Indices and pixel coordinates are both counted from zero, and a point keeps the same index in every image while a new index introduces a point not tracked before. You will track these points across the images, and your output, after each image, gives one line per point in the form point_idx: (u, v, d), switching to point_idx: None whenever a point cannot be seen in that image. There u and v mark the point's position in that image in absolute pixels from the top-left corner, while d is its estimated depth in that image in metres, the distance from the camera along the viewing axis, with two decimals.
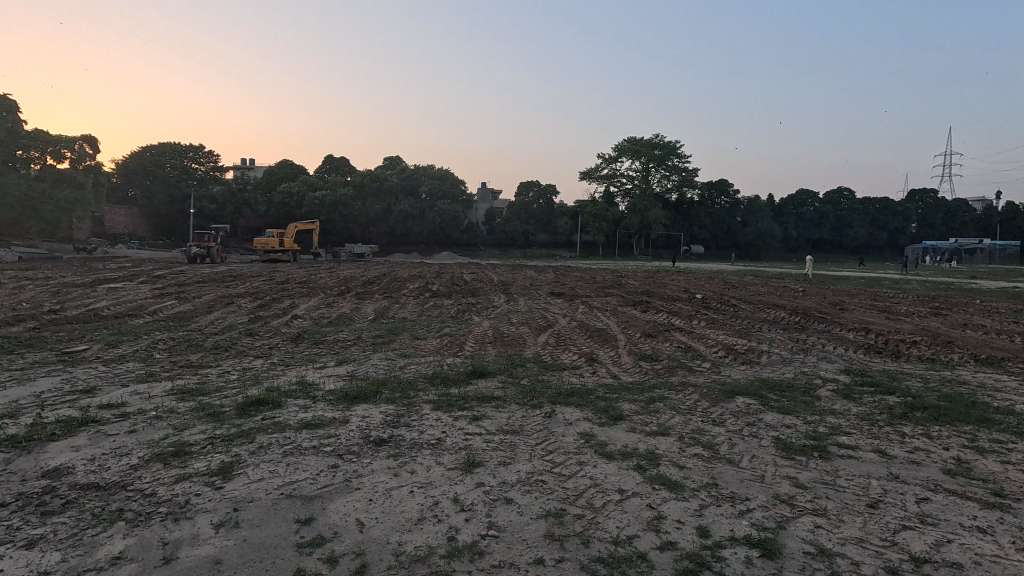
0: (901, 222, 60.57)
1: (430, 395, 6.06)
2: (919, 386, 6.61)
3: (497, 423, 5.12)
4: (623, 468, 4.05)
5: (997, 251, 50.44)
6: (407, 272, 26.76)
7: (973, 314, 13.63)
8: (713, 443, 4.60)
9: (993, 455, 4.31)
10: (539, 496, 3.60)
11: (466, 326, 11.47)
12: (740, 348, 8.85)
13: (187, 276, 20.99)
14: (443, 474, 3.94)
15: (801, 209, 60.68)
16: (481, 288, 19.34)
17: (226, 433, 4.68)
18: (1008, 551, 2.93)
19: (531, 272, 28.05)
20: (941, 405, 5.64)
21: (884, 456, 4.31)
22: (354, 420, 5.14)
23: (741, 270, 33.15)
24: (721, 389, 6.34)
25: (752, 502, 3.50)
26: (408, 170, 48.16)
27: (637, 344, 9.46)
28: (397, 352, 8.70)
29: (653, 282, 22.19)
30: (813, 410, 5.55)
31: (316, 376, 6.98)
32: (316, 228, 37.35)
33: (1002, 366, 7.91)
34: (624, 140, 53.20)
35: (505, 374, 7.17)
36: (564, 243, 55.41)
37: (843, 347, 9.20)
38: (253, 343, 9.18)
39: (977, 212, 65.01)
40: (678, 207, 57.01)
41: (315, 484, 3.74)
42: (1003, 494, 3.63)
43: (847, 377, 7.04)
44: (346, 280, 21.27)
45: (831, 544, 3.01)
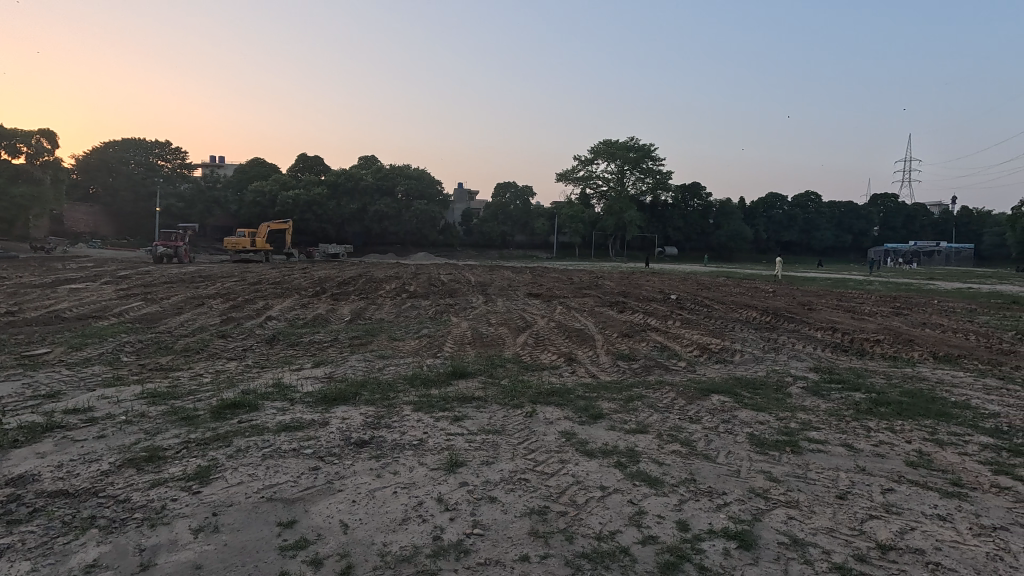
0: (865, 225, 62.86)
1: (411, 396, 6.04)
2: (883, 382, 6.91)
3: (479, 423, 5.14)
4: (603, 465, 4.13)
5: (953, 254, 52.75)
6: (384, 273, 26.50)
7: (933, 314, 14.24)
8: (690, 439, 4.72)
9: (951, 447, 4.55)
10: (522, 494, 3.64)
11: (444, 327, 11.45)
12: (714, 347, 9.05)
13: (154, 276, 20.30)
14: (426, 474, 3.94)
15: (771, 211, 62.34)
16: (459, 289, 19.30)
17: (201, 437, 4.58)
18: (966, 537, 3.10)
19: (508, 273, 28.09)
20: (903, 401, 5.92)
21: (850, 450, 4.50)
22: (333, 422, 5.09)
23: (716, 270, 35.38)
24: (697, 387, 6.49)
25: (730, 496, 3.61)
26: (384, 170, 47.64)
27: (615, 344, 9.60)
28: (375, 353, 8.63)
29: (629, 283, 22.43)
30: (783, 407, 5.74)
31: (293, 379, 6.86)
32: (289, 227, 36.62)
33: (959, 364, 8.30)
34: (600, 142, 53.90)
35: (485, 374, 7.19)
36: (541, 244, 55.65)
37: (812, 346, 9.51)
38: (226, 345, 8.98)
39: (935, 216, 67.79)
40: (652, 208, 57.97)
41: (297, 486, 3.70)
42: (961, 484, 3.83)
43: (816, 375, 7.30)
44: (321, 281, 20.94)
45: (804, 534, 3.13)
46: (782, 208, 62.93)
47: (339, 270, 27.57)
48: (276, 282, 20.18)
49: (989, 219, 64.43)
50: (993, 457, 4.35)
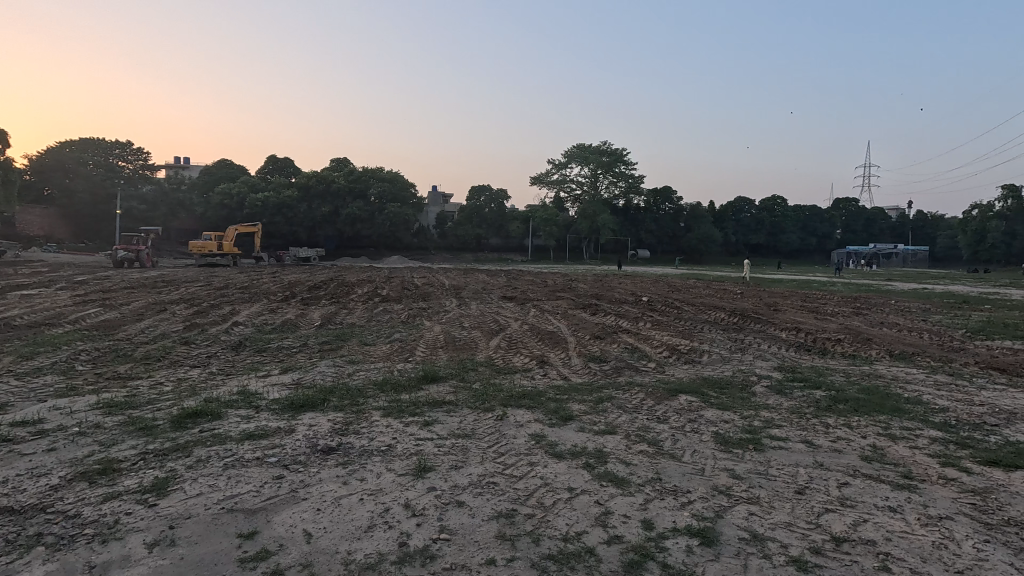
0: (828, 228, 65.10)
1: (380, 402, 5.96)
2: (842, 380, 7.17)
3: (449, 428, 5.11)
4: (572, 466, 4.16)
5: (910, 256, 55.14)
6: (356, 277, 26.17)
7: (890, 314, 14.81)
8: (658, 439, 4.80)
9: (903, 441, 4.75)
10: (490, 497, 3.64)
11: (416, 331, 11.36)
12: (682, 348, 9.25)
13: (114, 282, 19.52)
14: (394, 480, 3.90)
15: (739, 215, 64.04)
16: (432, 293, 19.19)
17: (159, 448, 4.42)
18: (913, 527, 3.24)
19: (482, 276, 27.98)
20: (860, 398, 6.14)
21: (810, 446, 4.64)
22: (300, 429, 4.99)
23: (688, 270, 40.13)
24: (666, 387, 6.61)
25: (694, 495, 3.68)
26: (356, 173, 46.99)
27: (586, 346, 9.70)
28: (345, 358, 8.48)
29: (602, 285, 22.70)
30: (747, 405, 5.90)
31: (259, 386, 6.68)
32: (258, 230, 35.70)
33: (912, 361, 8.68)
34: (573, 146, 54.66)
35: (456, 379, 7.13)
36: (515, 247, 55.82)
37: (776, 346, 9.79)
38: (189, 353, 8.69)
39: (892, 219, 70.64)
40: (625, 212, 59.01)
41: (259, 496, 3.61)
42: (912, 477, 4.00)
43: (779, 374, 7.51)
44: (291, 285, 20.49)
45: (763, 530, 3.22)
46: (750, 211, 64.69)
47: (309, 274, 27.08)
48: (243, 287, 19.68)
49: (942, 222, 67.64)
50: (943, 449, 4.55)
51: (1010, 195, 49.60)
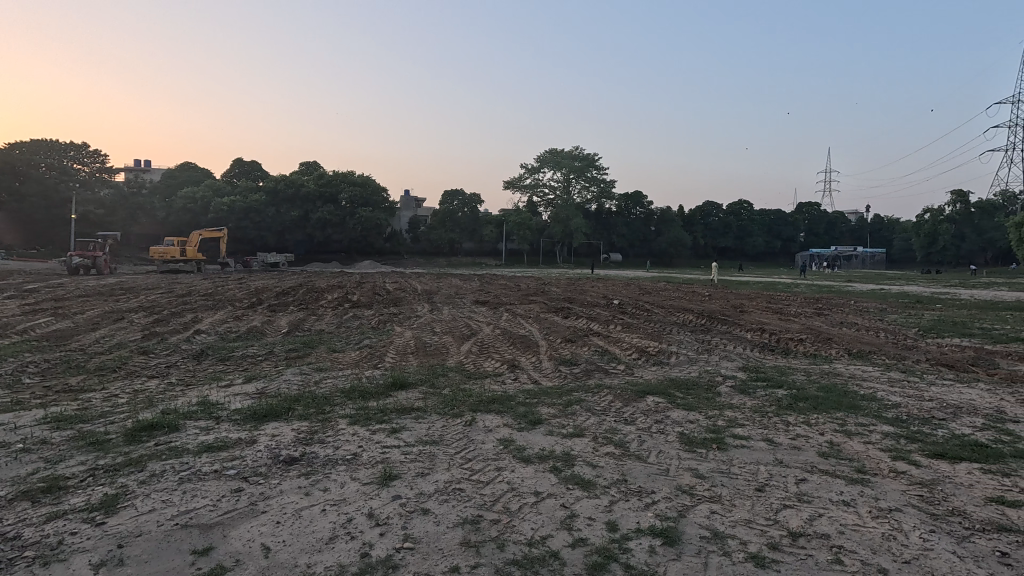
0: (792, 231, 67.22)
1: (347, 410, 5.85)
2: (802, 379, 7.41)
3: (417, 434, 5.06)
4: (539, 470, 4.17)
5: (867, 258, 57.73)
6: (326, 282, 25.74)
7: (850, 314, 15.38)
8: (624, 441, 4.85)
9: (858, 437, 4.93)
10: (456, 504, 3.61)
11: (387, 337, 11.22)
12: (652, 350, 9.41)
13: (68, 290, 18.65)
14: (358, 489, 3.83)
15: (707, 219, 65.58)
16: (404, 298, 19.01)
17: (110, 463, 4.24)
18: (865, 520, 3.36)
19: (454, 281, 27.84)
20: (819, 395, 6.36)
21: (771, 444, 4.77)
22: (262, 439, 4.86)
23: (649, 271, 46.72)
24: (634, 388, 6.72)
25: (657, 495, 3.74)
26: (326, 176, 46.30)
27: (557, 349, 9.76)
28: (312, 366, 8.30)
29: (574, 289, 22.89)
30: (713, 405, 6.03)
31: (221, 396, 6.47)
32: (224, 235, 34.66)
33: (868, 359, 9.06)
34: (546, 151, 55.19)
35: (426, 385, 7.06)
36: (489, 251, 55.77)
37: (741, 346, 10.05)
38: (147, 363, 8.37)
39: (852, 222, 73.46)
40: (598, 216, 59.83)
41: (216, 510, 3.49)
42: (865, 471, 4.16)
43: (743, 374, 7.71)
44: (258, 292, 19.98)
45: (724, 528, 3.29)
46: (717, 215, 66.31)
47: (277, 280, 26.44)
48: (207, 294, 19.08)
49: (897, 225, 70.79)
50: (894, 444, 4.75)
51: (958, 200, 52.30)
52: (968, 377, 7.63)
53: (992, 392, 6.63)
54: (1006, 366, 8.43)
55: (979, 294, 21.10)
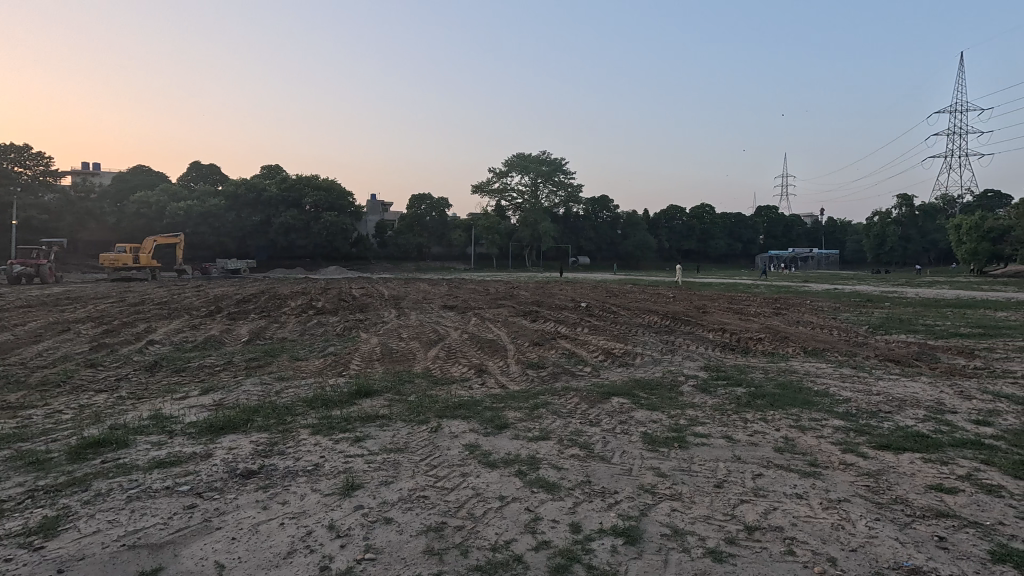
0: (752, 234, 69.44)
1: (309, 420, 5.71)
2: (760, 376, 7.67)
3: (381, 443, 4.98)
4: (504, 475, 4.17)
5: (823, 258, 60.30)
6: (289, 289, 25.07)
7: (806, 313, 16.00)
8: (589, 443, 4.90)
9: (811, 431, 5.13)
10: (419, 512, 3.57)
11: (352, 344, 10.99)
12: (618, 351, 9.56)
13: (8, 300, 17.50)
14: (318, 501, 3.74)
15: (671, 223, 67.15)
16: (370, 303, 18.68)
17: (51, 484, 4.01)
18: (816, 512, 3.49)
19: (422, 286, 27.53)
20: (775, 392, 6.60)
21: (730, 440, 4.91)
22: (218, 453, 4.68)
23: (617, 272, 48.37)
24: (600, 390, 6.81)
25: (620, 495, 3.79)
26: (289, 180, 45.27)
27: (525, 353, 9.79)
28: (273, 375, 8.06)
29: (542, 292, 23.01)
30: (675, 405, 6.16)
31: (174, 409, 6.20)
32: (180, 241, 33.34)
33: (821, 356, 9.47)
34: (513, 156, 55.60)
35: (392, 392, 6.95)
36: (458, 255, 55.57)
37: (703, 346, 10.32)
38: (96, 376, 7.95)
39: (808, 225, 76.43)
40: (565, 220, 60.55)
41: (167, 529, 3.35)
42: (817, 464, 4.33)
43: (705, 373, 7.91)
44: (217, 300, 19.27)
45: (683, 524, 3.37)
46: (681, 218, 67.89)
47: (237, 287, 25.56)
48: (162, 302, 18.25)
49: (849, 228, 74.15)
50: (844, 437, 4.96)
51: (904, 203, 55.26)
52: (912, 371, 8.05)
53: (933, 385, 7.03)
54: (946, 360, 8.95)
55: (924, 293, 22.17)
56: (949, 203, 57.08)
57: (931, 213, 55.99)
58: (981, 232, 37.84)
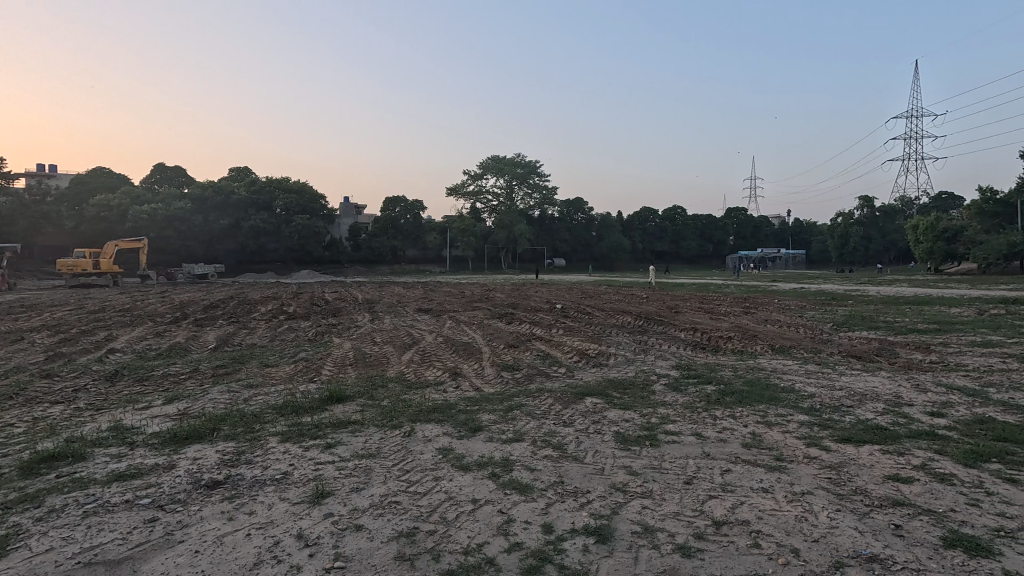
0: (722, 235, 71.09)
1: (278, 427, 5.58)
2: (730, 374, 7.85)
3: (353, 449, 4.90)
4: (477, 478, 4.16)
5: (790, 259, 62.14)
6: (259, 294, 24.50)
7: (774, 311, 16.45)
8: (562, 443, 4.93)
9: (777, 427, 5.27)
10: (391, 518, 3.53)
11: (324, 349, 10.82)
12: (592, 351, 9.67)
13: None
14: (287, 510, 3.66)
15: (645, 224, 68.21)
16: (344, 308, 18.42)
17: (1, 501, 3.81)
18: (781, 505, 3.59)
19: (396, 289, 27.26)
20: (744, 389, 6.76)
21: (699, 437, 5.01)
22: (182, 464, 4.54)
23: (592, 274, 48.85)
24: (574, 391, 6.86)
25: (592, 494, 3.82)
26: (258, 183, 44.30)
27: (500, 355, 9.79)
28: (241, 382, 7.85)
29: (518, 294, 23.00)
30: (647, 404, 6.25)
31: (136, 420, 5.98)
32: (144, 246, 32.25)
33: (788, 353, 9.75)
34: (488, 158, 55.61)
35: (365, 397, 6.85)
36: (433, 258, 55.25)
37: (675, 345, 10.51)
38: (51, 387, 7.61)
39: (775, 226, 78.59)
40: (540, 222, 60.84)
41: (126, 544, 3.23)
42: (782, 458, 4.45)
43: (676, 372, 8.06)
44: (183, 306, 18.69)
45: (654, 522, 3.41)
46: (654, 220, 69.06)
47: (204, 292, 24.85)
48: (125, 309, 17.60)
49: (814, 229, 76.49)
50: (808, 431, 5.12)
51: (865, 205, 57.44)
52: (873, 367, 8.35)
53: (892, 378, 7.34)
54: (904, 355, 9.33)
55: (886, 291, 23.00)
56: (907, 204, 59.59)
57: (890, 214, 58.39)
58: (936, 232, 39.70)
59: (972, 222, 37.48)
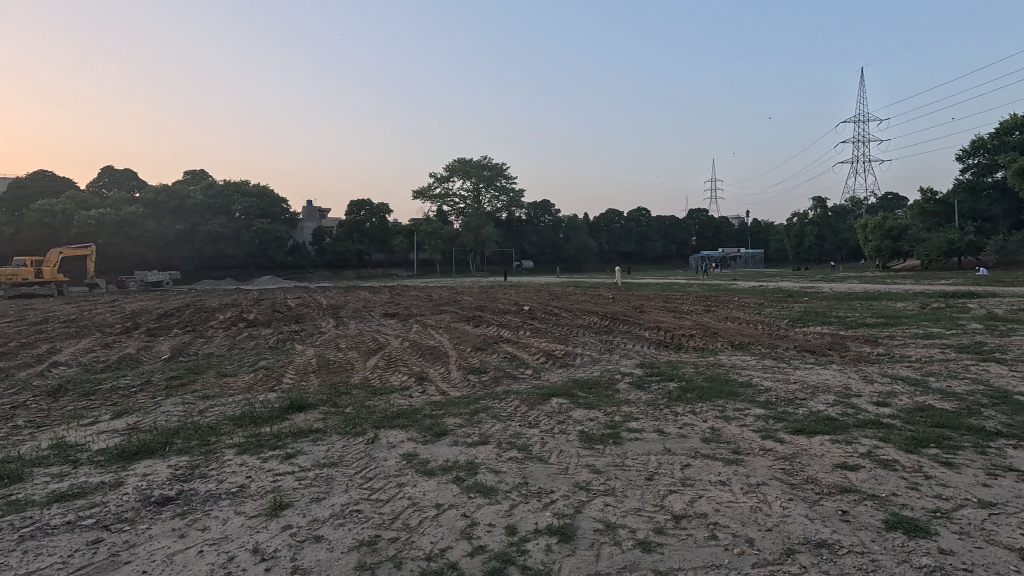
0: (685, 235, 73.04)
1: (235, 439, 5.39)
2: (691, 371, 8.06)
3: (314, 458, 4.79)
4: (441, 482, 4.13)
5: (749, 258, 64.16)
6: (217, 301, 23.64)
7: (734, 309, 16.99)
8: (527, 444, 4.96)
9: (735, 421, 5.45)
10: (352, 527, 3.46)
11: (286, 356, 10.53)
12: (558, 352, 9.74)
13: None
14: (243, 523, 3.54)
15: (610, 226, 69.56)
16: (307, 313, 17.97)
17: None
18: (738, 497, 3.70)
19: (362, 294, 26.80)
20: (705, 386, 6.94)
21: (661, 434, 5.11)
22: (131, 480, 4.33)
23: (561, 275, 49.31)
24: (540, 392, 6.89)
25: (556, 494, 3.85)
26: (215, 187, 42.80)
27: (467, 359, 9.74)
28: (196, 394, 7.53)
29: (486, 297, 22.97)
30: (611, 402, 6.35)
31: (80, 437, 5.67)
32: (91, 253, 30.59)
33: (746, 349, 10.09)
34: (455, 160, 55.48)
35: (327, 405, 6.69)
36: (400, 262, 54.58)
37: (640, 344, 10.71)
38: None
39: (735, 226, 81.18)
40: (508, 224, 61.06)
41: (66, 568, 3.06)
42: (739, 451, 4.60)
43: (641, 370, 8.20)
44: (135, 315, 17.83)
45: (615, 518, 3.46)
46: (620, 222, 70.43)
47: (158, 301, 23.80)
48: (69, 320, 16.64)
49: (772, 228, 79.39)
50: (764, 424, 5.30)
51: (818, 206, 60.12)
52: (825, 360, 8.72)
53: (842, 371, 7.69)
54: (854, 348, 9.80)
55: (838, 288, 24.09)
56: (856, 204, 62.66)
57: (841, 214, 61.31)
58: (883, 231, 41.42)
59: (915, 220, 39.97)
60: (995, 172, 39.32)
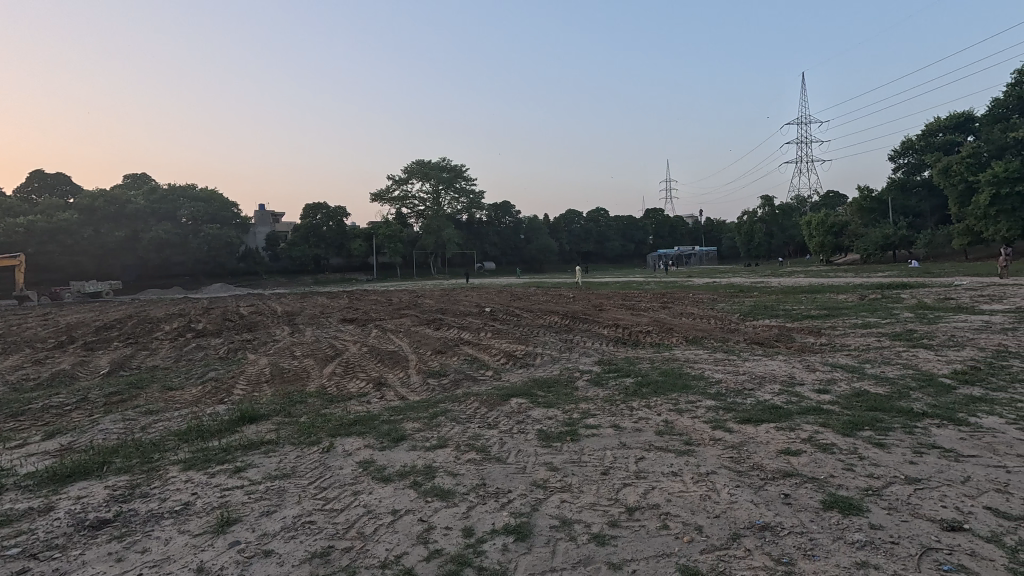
0: (642, 235, 74.87)
1: (181, 455, 5.14)
2: (647, 366, 8.25)
3: (265, 470, 4.64)
4: (398, 488, 4.07)
5: (704, 256, 66.30)
6: (164, 311, 22.50)
7: (690, 305, 17.54)
8: (486, 445, 4.96)
9: (687, 413, 5.62)
10: (304, 538, 3.37)
11: (237, 366, 10.13)
12: (519, 353, 9.79)
13: None
14: (186, 542, 3.39)
15: (570, 226, 70.55)
16: (260, 321, 17.33)
17: None
18: (688, 486, 3.82)
19: (319, 299, 26.11)
20: (660, 380, 7.13)
21: (617, 429, 5.22)
22: (64, 504, 4.07)
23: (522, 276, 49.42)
24: (500, 393, 6.90)
25: (513, 493, 3.87)
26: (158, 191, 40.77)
27: (427, 362, 9.66)
28: (139, 410, 7.13)
29: (448, 299, 22.79)
30: (570, 400, 6.43)
31: (5, 461, 5.26)
32: (20, 263, 28.52)
33: (700, 343, 10.43)
34: (413, 162, 54.89)
35: (281, 415, 6.48)
36: (359, 266, 53.40)
37: (598, 342, 10.90)
38: None
39: (690, 225, 83.76)
40: (469, 225, 60.88)
41: None
42: (691, 442, 4.75)
43: (598, 368, 8.35)
44: (70, 329, 16.72)
45: (571, 514, 3.51)
46: (579, 222, 71.47)
47: (97, 313, 22.47)
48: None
49: (724, 226, 82.31)
50: (714, 415, 5.50)
51: (766, 204, 62.80)
52: (773, 351, 9.13)
53: (788, 361, 8.08)
54: (799, 339, 10.32)
55: (786, 282, 25.25)
56: (801, 203, 65.84)
57: (788, 212, 64.14)
58: (826, 227, 43.52)
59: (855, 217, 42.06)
60: (923, 171, 42.25)
